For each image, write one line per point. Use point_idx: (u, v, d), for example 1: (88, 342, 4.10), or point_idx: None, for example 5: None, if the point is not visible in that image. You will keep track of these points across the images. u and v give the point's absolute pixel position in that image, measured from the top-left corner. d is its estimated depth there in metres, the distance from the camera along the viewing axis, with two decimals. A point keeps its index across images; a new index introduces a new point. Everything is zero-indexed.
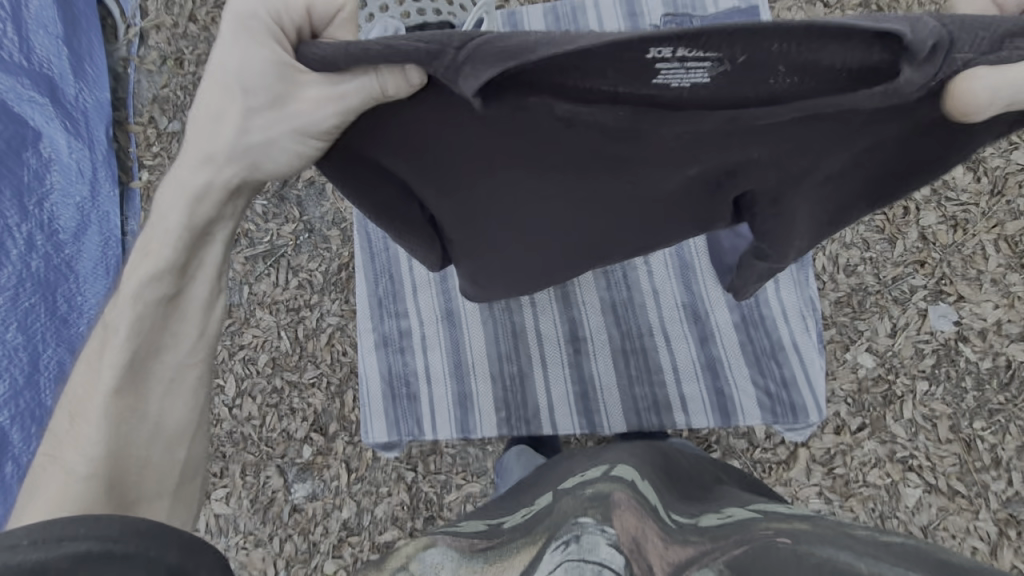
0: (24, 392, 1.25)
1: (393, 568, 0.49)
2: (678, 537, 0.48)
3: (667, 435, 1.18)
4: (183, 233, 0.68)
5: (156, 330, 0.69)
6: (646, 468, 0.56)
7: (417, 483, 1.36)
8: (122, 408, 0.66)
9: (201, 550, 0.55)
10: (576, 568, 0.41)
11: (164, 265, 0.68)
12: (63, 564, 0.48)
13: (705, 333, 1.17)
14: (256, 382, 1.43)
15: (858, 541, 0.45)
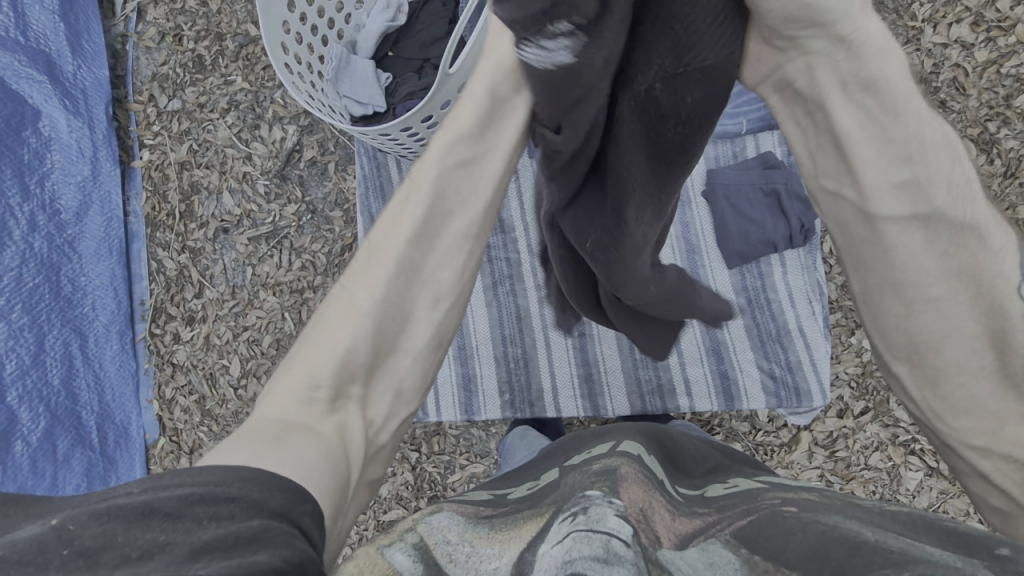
0: (30, 372, 1.25)
1: (400, 530, 0.46)
2: (686, 509, 0.48)
3: (671, 417, 1.18)
4: (484, 101, 0.62)
5: (452, 192, 0.65)
6: (650, 449, 0.57)
7: (421, 463, 1.38)
8: (412, 258, 0.64)
9: (303, 497, 0.47)
10: (584, 537, 0.40)
11: (465, 131, 0.63)
12: (171, 504, 0.39)
13: None
14: (261, 363, 1.43)
15: (863, 509, 0.44)
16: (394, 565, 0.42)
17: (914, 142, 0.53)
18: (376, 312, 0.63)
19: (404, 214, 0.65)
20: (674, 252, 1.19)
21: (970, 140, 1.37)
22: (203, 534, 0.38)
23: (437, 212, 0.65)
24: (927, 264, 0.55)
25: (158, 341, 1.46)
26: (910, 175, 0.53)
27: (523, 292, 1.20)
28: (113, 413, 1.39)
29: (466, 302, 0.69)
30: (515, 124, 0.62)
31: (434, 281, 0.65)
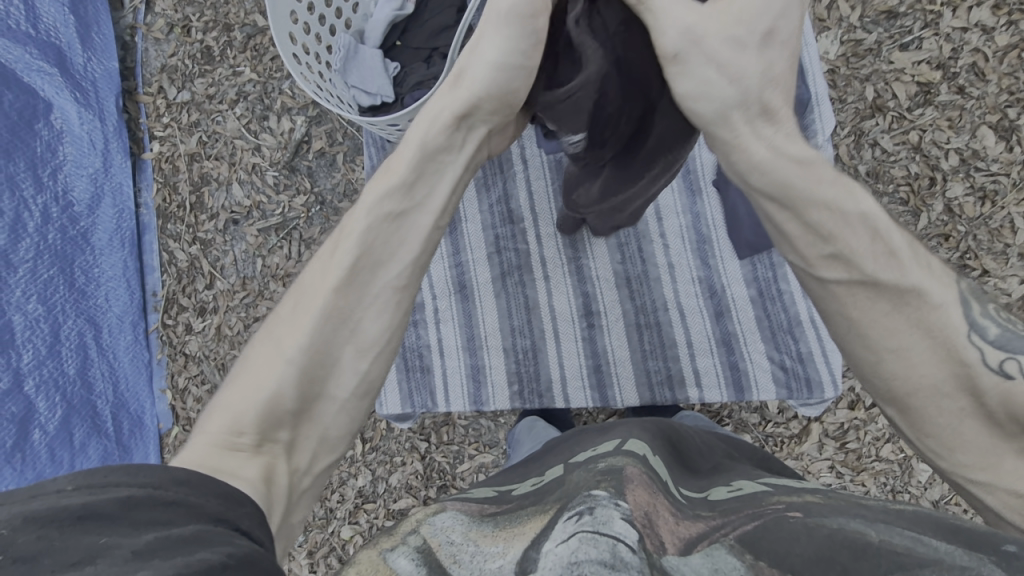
0: (47, 362, 1.26)
1: (404, 532, 0.46)
2: (689, 513, 0.47)
3: (680, 409, 1.18)
4: (417, 153, 0.68)
5: (382, 241, 0.67)
6: (655, 445, 0.57)
7: (430, 453, 1.39)
8: (342, 304, 0.64)
9: (243, 501, 0.50)
10: (591, 538, 0.39)
11: (398, 182, 0.68)
12: (109, 506, 0.41)
13: (720, 307, 1.15)
14: None
15: (869, 509, 0.43)
16: (396, 569, 0.42)
17: (834, 223, 0.62)
18: (303, 359, 0.62)
19: (335, 261, 0.66)
20: (684, 242, 1.18)
21: (989, 128, 1.35)
22: (143, 537, 0.41)
23: (367, 262, 0.66)
24: (892, 324, 0.60)
25: (170, 331, 1.48)
26: (838, 248, 0.62)
27: (532, 283, 1.20)
28: (128, 403, 1.41)
29: (395, 352, 0.68)
30: (447, 179, 0.69)
31: (362, 335, 0.65)
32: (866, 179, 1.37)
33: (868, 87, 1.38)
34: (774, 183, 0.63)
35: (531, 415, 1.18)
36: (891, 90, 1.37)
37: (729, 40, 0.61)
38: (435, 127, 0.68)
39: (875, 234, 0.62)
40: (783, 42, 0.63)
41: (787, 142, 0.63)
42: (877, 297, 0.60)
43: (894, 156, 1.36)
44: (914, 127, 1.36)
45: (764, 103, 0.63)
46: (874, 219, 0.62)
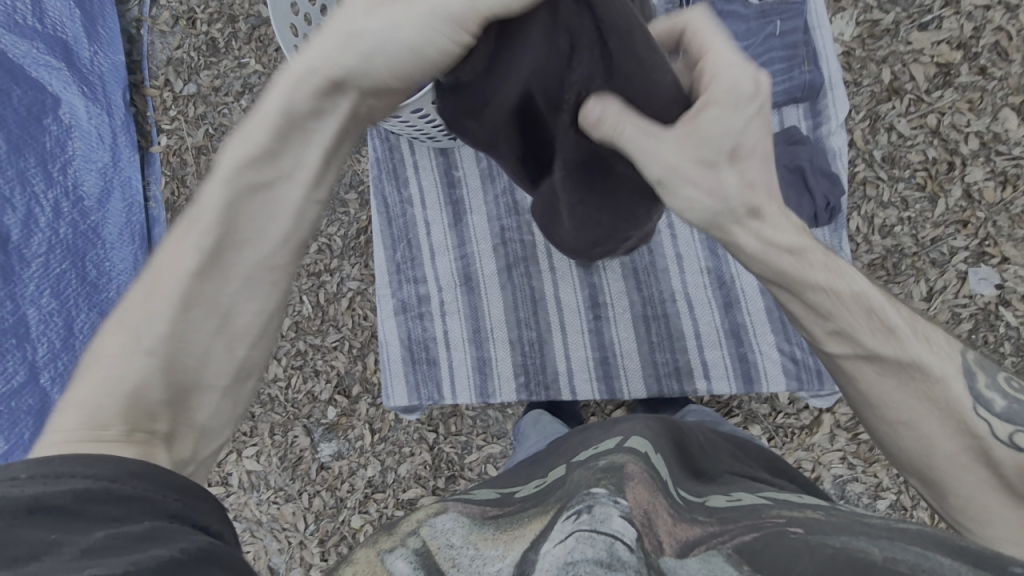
0: (63, 355, 1.29)
1: (404, 532, 0.47)
2: (686, 515, 0.46)
3: (689, 401, 1.17)
4: (279, 115, 0.59)
5: (244, 215, 0.60)
6: (660, 444, 0.56)
7: (439, 443, 1.39)
8: (204, 285, 0.58)
9: (204, 497, 0.51)
10: (588, 537, 0.39)
11: (258, 149, 0.60)
12: (65, 499, 0.43)
13: (730, 298, 1.13)
14: (281, 345, 1.46)
15: (871, 528, 0.42)
16: (393, 571, 0.42)
17: (831, 304, 0.68)
18: (164, 349, 0.56)
19: (192, 242, 0.58)
20: (692, 232, 1.16)
21: (1011, 110, 1.30)
22: (96, 534, 0.42)
23: (229, 242, 0.59)
24: (904, 399, 0.65)
25: None
26: (838, 326, 0.68)
27: (539, 275, 1.19)
28: None
29: (273, 334, 0.63)
30: (317, 143, 0.61)
31: (233, 325, 0.59)
32: (882, 165, 1.33)
33: (885, 69, 1.34)
34: (764, 267, 0.68)
35: (538, 407, 1.18)
36: (909, 72, 1.33)
37: (699, 162, 0.61)
38: (305, 82, 0.58)
39: (874, 316, 0.67)
40: (751, 151, 0.63)
41: (777, 234, 0.67)
42: (886, 376, 0.66)
43: (911, 141, 1.32)
44: (933, 110, 1.32)
45: (751, 204, 0.65)
46: (869, 298, 0.69)
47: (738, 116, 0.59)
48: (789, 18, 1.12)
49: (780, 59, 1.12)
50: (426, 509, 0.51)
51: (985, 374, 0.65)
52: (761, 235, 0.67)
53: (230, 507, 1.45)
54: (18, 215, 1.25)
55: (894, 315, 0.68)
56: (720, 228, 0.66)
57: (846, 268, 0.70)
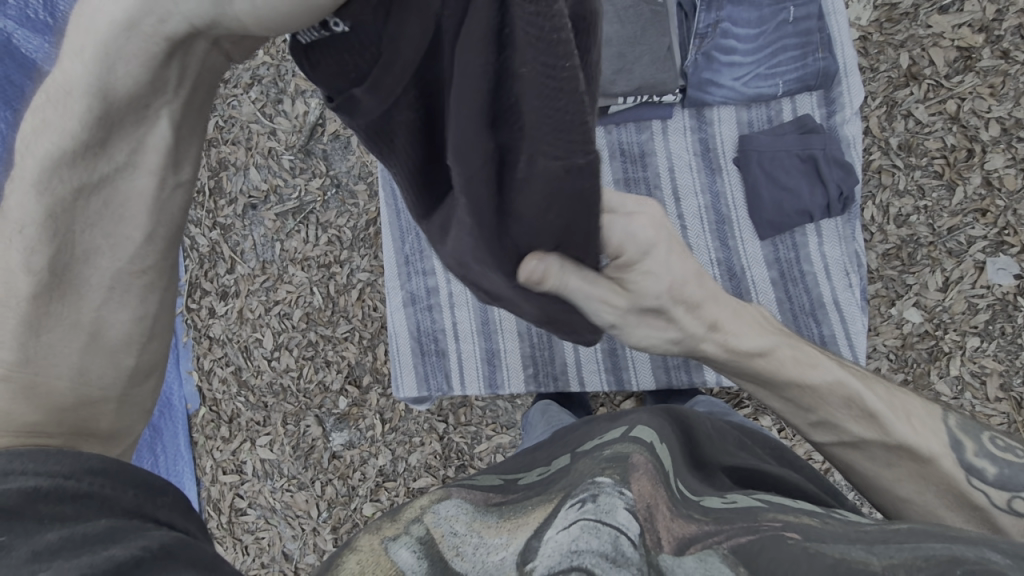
0: None
1: (407, 518, 0.47)
2: (683, 511, 0.45)
3: (698, 392, 1.16)
4: (88, 100, 0.50)
5: (80, 223, 0.54)
6: (666, 435, 0.56)
7: (449, 433, 1.41)
8: (53, 301, 0.54)
9: (161, 492, 0.55)
10: (593, 528, 0.39)
11: (72, 144, 0.52)
12: (15, 499, 0.46)
13: (740, 290, 1.12)
14: (293, 336, 1.47)
15: (864, 534, 0.43)
16: (397, 563, 0.42)
17: (812, 399, 0.80)
18: (19, 375, 0.54)
19: (18, 257, 0.53)
20: (703, 223, 1.14)
21: None
22: (47, 536, 0.46)
23: (74, 255, 0.55)
24: (900, 476, 0.77)
25: (194, 315, 1.51)
26: (818, 417, 0.81)
27: None
28: None
29: (163, 329, 0.63)
30: (154, 132, 0.54)
31: (104, 338, 0.58)
32: (898, 153, 1.30)
33: (903, 54, 1.30)
34: (748, 369, 0.81)
35: (546, 398, 1.18)
36: (928, 56, 1.30)
37: (643, 308, 0.74)
38: (136, 55, 0.49)
39: (853, 404, 0.79)
40: (701, 292, 0.77)
41: (739, 340, 0.79)
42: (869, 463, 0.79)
43: (929, 128, 1.29)
44: (953, 96, 1.29)
45: (711, 323, 0.79)
46: (845, 384, 0.80)
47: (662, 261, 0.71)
48: (803, 4, 1.10)
49: (794, 46, 1.10)
50: (430, 496, 0.51)
51: (973, 442, 0.76)
52: (725, 343, 0.79)
53: (245, 495, 1.48)
54: None
55: (872, 400, 0.79)
56: (694, 347, 0.79)
57: (818, 360, 0.82)
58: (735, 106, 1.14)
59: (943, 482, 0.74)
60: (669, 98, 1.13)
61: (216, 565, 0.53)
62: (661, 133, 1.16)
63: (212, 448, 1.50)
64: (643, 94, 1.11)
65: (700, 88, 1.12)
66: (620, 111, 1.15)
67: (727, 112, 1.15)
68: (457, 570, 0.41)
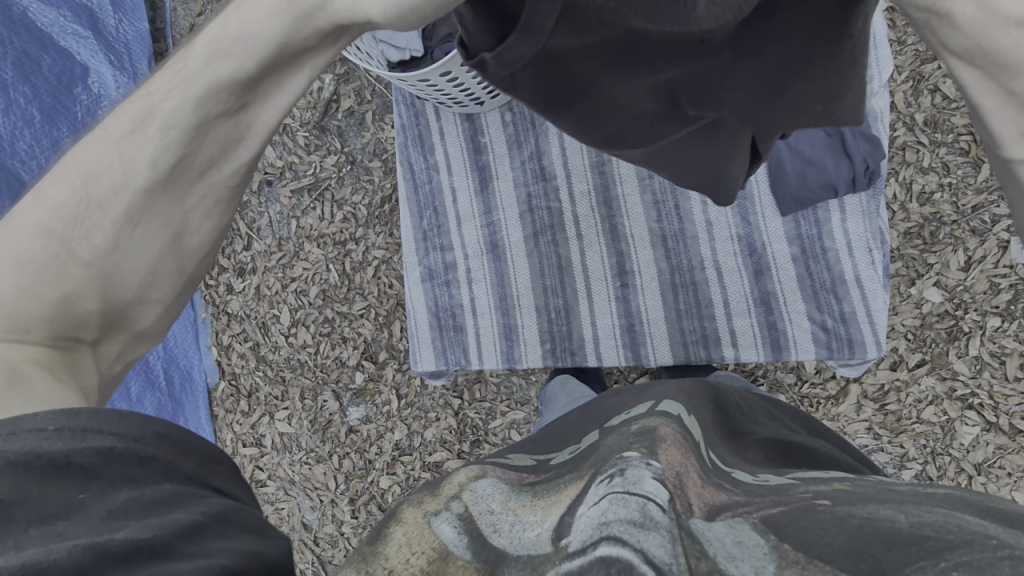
0: None
1: (448, 495, 0.48)
2: (714, 479, 0.45)
3: (714, 369, 1.16)
4: (272, 50, 0.53)
5: (204, 136, 0.56)
6: (695, 407, 0.56)
7: (464, 409, 1.42)
8: (158, 206, 0.57)
9: (217, 461, 0.57)
10: (621, 499, 0.39)
11: (238, 76, 0.54)
12: (90, 457, 0.46)
13: (760, 266, 1.11)
14: (309, 313, 1.49)
15: (896, 494, 0.41)
16: (440, 537, 0.43)
17: None
18: (102, 263, 0.56)
19: (145, 154, 0.55)
20: None
21: None
22: (119, 494, 0.46)
23: (192, 166, 0.57)
24: None
25: (213, 291, 1.54)
26: None
27: (565, 243, 1.18)
28: (178, 358, 1.51)
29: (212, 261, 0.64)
30: (298, 83, 0.57)
31: (184, 245, 0.60)
32: (924, 129, 1.28)
33: None
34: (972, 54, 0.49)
35: (564, 373, 1.19)
36: None
37: None
38: (304, 27, 0.53)
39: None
40: None
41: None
42: None
43: (957, 103, 1.26)
44: None
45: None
46: None
47: None
48: None
49: None
50: (466, 473, 0.52)
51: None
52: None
53: (264, 467, 1.51)
54: None
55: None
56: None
57: None
58: None
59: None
60: None
61: (264, 528, 0.56)
62: None
63: (232, 421, 1.52)
64: None
65: None
66: None
67: None
68: (496, 546, 0.42)
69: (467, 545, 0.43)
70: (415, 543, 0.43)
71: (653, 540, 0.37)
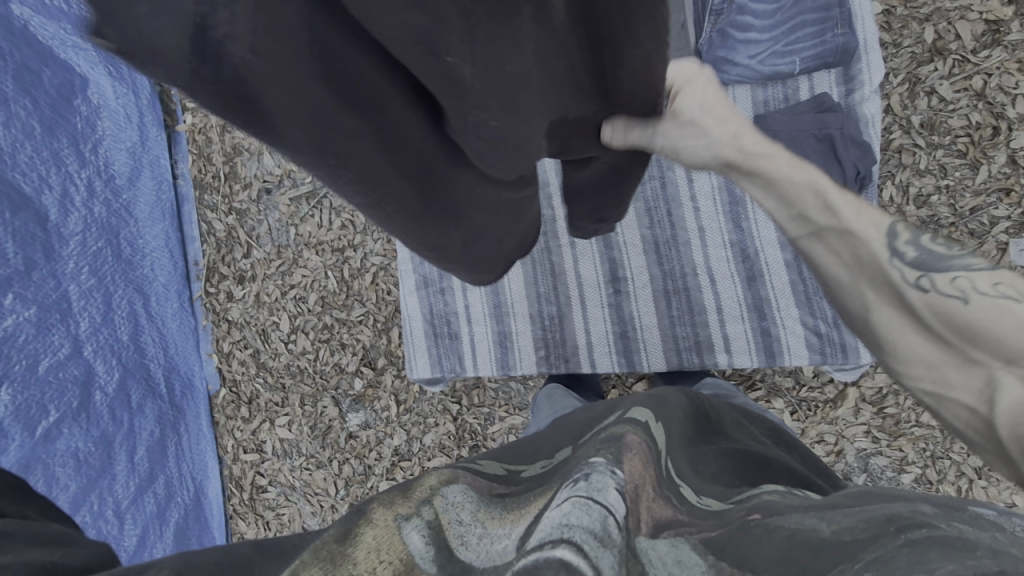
0: (102, 329, 1.28)
1: (417, 498, 0.46)
2: (664, 492, 0.46)
3: (709, 375, 1.16)
4: None
5: None
6: (664, 414, 0.57)
7: (462, 415, 1.43)
8: None
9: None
10: (584, 504, 0.38)
11: None
12: None
13: (753, 272, 1.11)
14: (308, 319, 1.50)
15: (818, 506, 0.43)
16: (408, 545, 0.40)
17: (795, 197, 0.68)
18: None
19: None
20: (716, 204, 1.14)
21: None
22: None
23: None
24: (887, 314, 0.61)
25: (213, 299, 1.56)
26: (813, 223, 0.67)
27: (558, 249, 1.18)
28: (178, 365, 1.48)
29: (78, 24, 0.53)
30: None
31: None
32: (920, 131, 1.28)
33: (928, 28, 1.27)
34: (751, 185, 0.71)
35: (557, 381, 1.19)
36: (954, 31, 1.26)
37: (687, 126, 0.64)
38: None
39: (818, 200, 0.67)
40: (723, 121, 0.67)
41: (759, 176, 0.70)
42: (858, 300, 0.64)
43: (953, 105, 1.26)
44: (978, 72, 1.25)
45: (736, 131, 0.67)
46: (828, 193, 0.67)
47: (698, 88, 0.64)
48: None
49: (811, 22, 1.07)
50: (437, 476, 0.51)
51: (909, 232, 0.63)
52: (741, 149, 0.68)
53: (265, 472, 1.52)
54: (54, 194, 1.22)
55: (838, 202, 0.66)
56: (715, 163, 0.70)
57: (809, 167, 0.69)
58: (751, 84, 1.13)
59: (851, 321, 0.66)
60: None
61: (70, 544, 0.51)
62: None
63: (233, 428, 1.54)
64: None
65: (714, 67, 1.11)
66: None
67: (743, 91, 1.14)
68: (462, 560, 0.41)
69: (433, 556, 0.40)
70: (384, 551, 0.39)
71: (605, 560, 0.34)
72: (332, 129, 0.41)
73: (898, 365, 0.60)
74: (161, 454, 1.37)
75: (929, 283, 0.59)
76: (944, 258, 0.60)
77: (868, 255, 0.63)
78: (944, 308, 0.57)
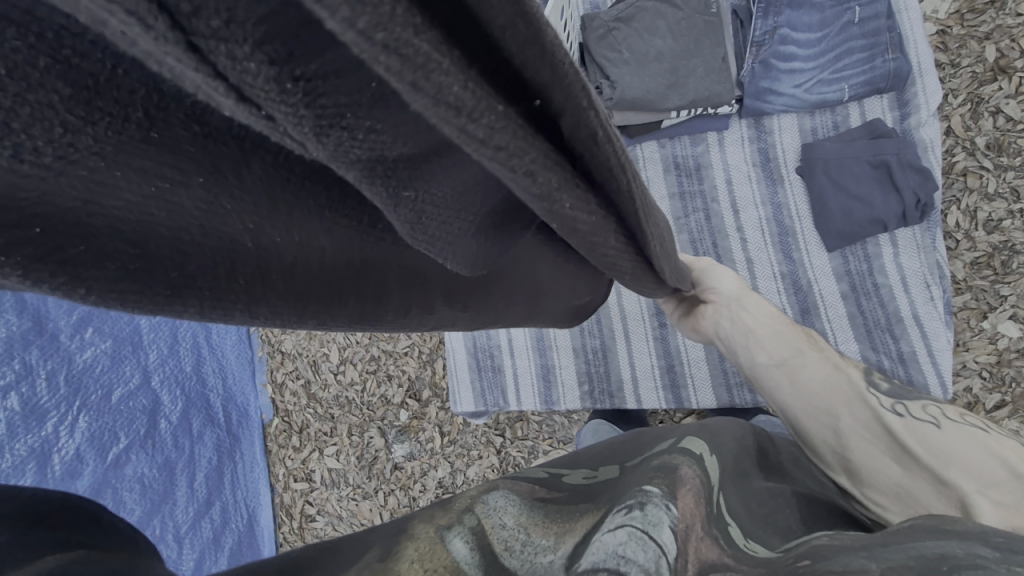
0: (169, 359, 1.36)
1: (458, 509, 0.44)
2: (712, 532, 0.43)
3: (762, 412, 1.11)
4: None
5: None
6: (717, 446, 0.55)
7: (506, 447, 1.42)
8: None
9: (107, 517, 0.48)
10: (640, 537, 0.37)
11: None
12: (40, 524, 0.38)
13: (807, 304, 1.07)
14: (356, 351, 1.54)
15: (866, 545, 0.41)
16: (452, 553, 0.39)
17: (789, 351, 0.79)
18: None
19: None
20: (764, 235, 1.11)
21: None
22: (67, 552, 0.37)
23: None
24: (875, 453, 0.71)
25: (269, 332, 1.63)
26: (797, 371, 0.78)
27: None
28: (235, 396, 1.55)
29: None
30: None
31: None
32: (986, 153, 1.21)
33: (989, 47, 1.21)
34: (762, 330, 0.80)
35: (602, 416, 1.16)
36: (1018, 47, 1.20)
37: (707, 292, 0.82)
38: None
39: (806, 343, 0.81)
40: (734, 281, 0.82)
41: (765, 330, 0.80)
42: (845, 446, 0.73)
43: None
44: None
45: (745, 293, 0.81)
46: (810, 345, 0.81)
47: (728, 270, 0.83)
48: (869, 3, 1.04)
49: (860, 48, 1.04)
50: (479, 485, 0.49)
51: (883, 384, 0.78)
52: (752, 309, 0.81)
53: (314, 502, 1.55)
54: None
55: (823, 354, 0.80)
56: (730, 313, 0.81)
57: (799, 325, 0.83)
58: (797, 113, 1.11)
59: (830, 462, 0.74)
60: (725, 109, 1.10)
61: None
62: (717, 144, 1.15)
63: (284, 456, 1.58)
64: (698, 107, 1.09)
65: (758, 97, 1.09)
66: (673, 125, 1.14)
67: (789, 120, 1.11)
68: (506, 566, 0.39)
69: (478, 564, 0.39)
70: (427, 560, 0.38)
71: None
72: (89, 249, 0.31)
73: (871, 485, 0.69)
74: (218, 479, 1.43)
75: (904, 410, 0.73)
76: (912, 393, 0.76)
77: (847, 386, 0.77)
78: (920, 431, 0.70)
